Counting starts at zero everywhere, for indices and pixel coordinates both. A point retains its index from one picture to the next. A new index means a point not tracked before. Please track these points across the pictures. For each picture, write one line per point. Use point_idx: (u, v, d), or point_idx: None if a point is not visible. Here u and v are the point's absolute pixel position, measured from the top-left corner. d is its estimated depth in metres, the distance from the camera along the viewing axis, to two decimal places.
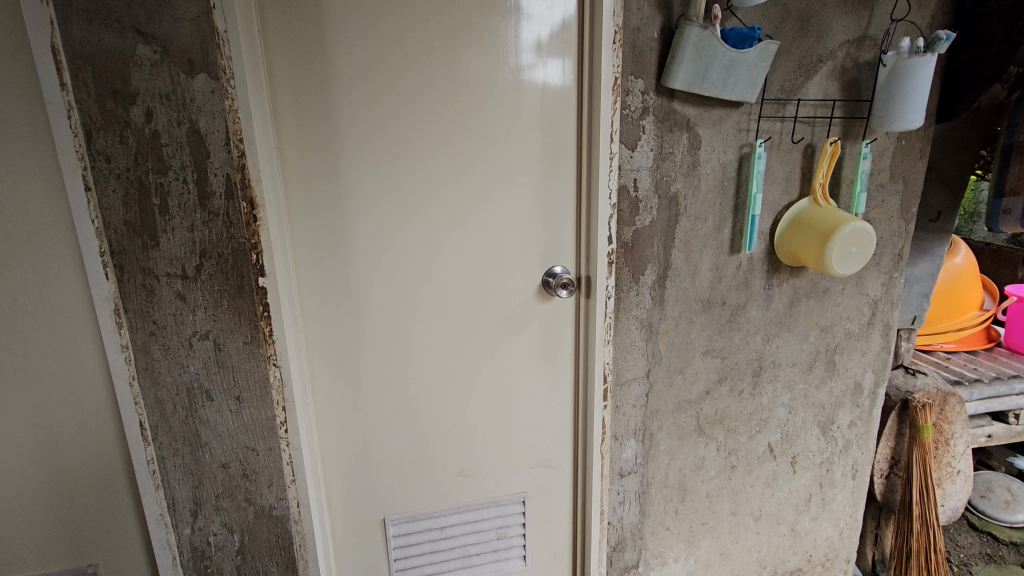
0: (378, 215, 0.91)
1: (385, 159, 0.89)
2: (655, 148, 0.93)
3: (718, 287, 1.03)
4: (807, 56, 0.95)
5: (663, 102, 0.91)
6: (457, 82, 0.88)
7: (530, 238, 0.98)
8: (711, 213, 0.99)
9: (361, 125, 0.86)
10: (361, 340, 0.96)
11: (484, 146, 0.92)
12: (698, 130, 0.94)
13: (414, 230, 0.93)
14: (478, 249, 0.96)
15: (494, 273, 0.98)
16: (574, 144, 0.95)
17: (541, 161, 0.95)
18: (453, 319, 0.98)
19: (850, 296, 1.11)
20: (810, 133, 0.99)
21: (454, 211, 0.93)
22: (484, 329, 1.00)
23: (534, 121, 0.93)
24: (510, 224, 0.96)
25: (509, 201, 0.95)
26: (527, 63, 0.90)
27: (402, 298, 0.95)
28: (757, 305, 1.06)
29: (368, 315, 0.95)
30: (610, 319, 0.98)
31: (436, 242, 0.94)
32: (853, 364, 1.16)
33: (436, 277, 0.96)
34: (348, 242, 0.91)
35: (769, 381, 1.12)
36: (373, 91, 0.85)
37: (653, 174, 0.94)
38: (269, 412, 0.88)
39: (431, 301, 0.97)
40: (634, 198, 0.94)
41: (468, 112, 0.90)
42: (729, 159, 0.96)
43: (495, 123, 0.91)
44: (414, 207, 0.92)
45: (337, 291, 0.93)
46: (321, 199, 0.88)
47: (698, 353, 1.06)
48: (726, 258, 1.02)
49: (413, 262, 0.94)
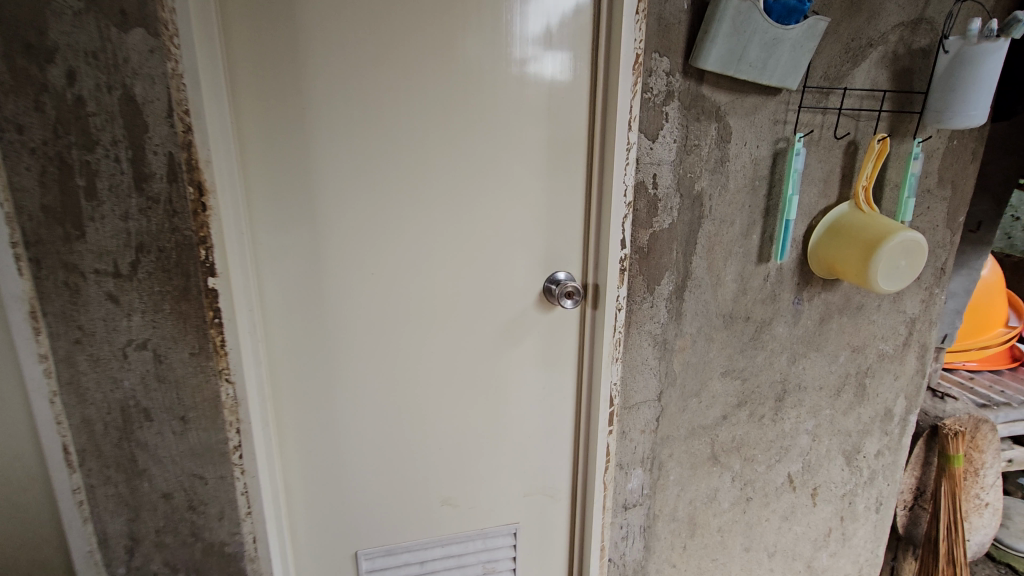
0: (356, 208, 0.78)
1: (365, 144, 0.75)
2: (679, 139, 0.80)
3: (743, 300, 0.91)
4: (856, 38, 0.82)
5: (691, 86, 0.78)
6: (451, 61, 0.75)
7: (531, 241, 0.85)
8: (739, 216, 0.86)
9: (338, 100, 0.73)
10: (335, 352, 0.83)
11: (482, 134, 0.79)
12: (729, 120, 0.81)
13: (396, 229, 0.80)
14: (473, 251, 0.83)
15: (489, 279, 0.85)
16: (585, 133, 0.82)
17: (546, 153, 0.82)
18: (442, 331, 0.86)
19: (886, 313, 0.99)
20: (854, 127, 0.86)
21: (446, 208, 0.80)
22: (478, 343, 0.88)
23: (540, 105, 0.80)
24: (509, 225, 0.84)
25: (510, 199, 0.82)
26: (526, 51, 0.77)
27: (382, 306, 0.83)
28: (784, 321, 0.94)
29: (343, 325, 0.82)
30: (620, 334, 0.87)
31: (422, 243, 0.81)
32: (883, 389, 1.05)
33: (423, 284, 0.83)
34: (321, 240, 0.78)
35: (792, 405, 1.00)
36: (351, 65, 0.72)
37: (675, 170, 0.81)
38: (220, 435, 0.75)
39: (415, 310, 0.84)
40: (652, 196, 0.82)
41: (464, 95, 0.77)
42: (763, 154, 0.84)
43: (495, 107, 0.78)
44: (397, 200, 0.78)
45: (307, 295, 0.80)
46: (288, 186, 0.75)
47: (716, 374, 0.94)
48: (753, 268, 0.89)
49: (398, 265, 0.81)
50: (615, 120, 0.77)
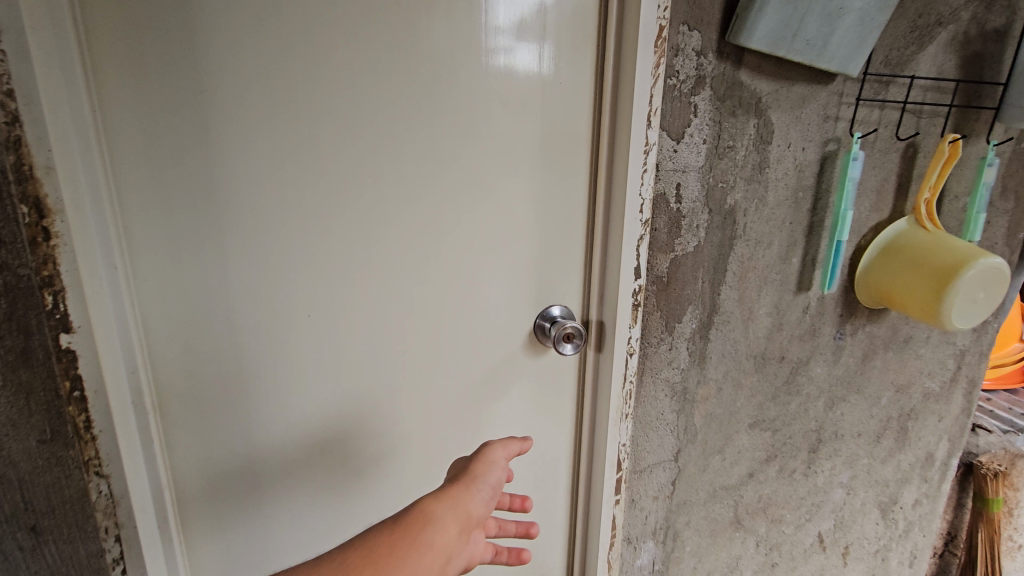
0: (285, 234, 0.56)
1: (295, 147, 0.54)
2: (709, 139, 0.62)
3: (777, 338, 0.74)
4: (926, 14, 0.65)
5: (726, 70, 0.60)
6: (413, 34, 0.54)
7: (519, 269, 0.67)
8: (778, 235, 0.69)
9: (252, 84, 0.51)
10: (261, 426, 0.62)
11: (456, 134, 0.59)
12: (771, 115, 0.63)
13: (341, 261, 0.59)
14: (445, 284, 0.64)
15: (466, 319, 0.66)
16: (588, 132, 0.64)
17: (538, 157, 0.63)
18: (405, 388, 0.66)
19: (935, 346, 0.84)
20: (916, 126, 0.70)
21: (409, 232, 0.60)
22: (451, 401, 0.69)
23: (533, 91, 0.60)
24: (491, 250, 0.65)
25: (493, 217, 0.63)
26: (504, 39, 0.57)
27: (324, 363, 0.62)
28: (822, 360, 0.78)
29: (271, 390, 0.61)
30: (632, 384, 0.69)
31: (377, 278, 0.61)
32: (926, 432, 0.90)
33: (378, 330, 0.63)
34: (235, 280, 0.56)
35: (827, 456, 0.84)
36: (271, 36, 0.50)
37: (703, 179, 0.64)
38: (94, 547, 0.53)
39: (369, 364, 0.64)
40: (674, 211, 0.64)
41: (431, 82, 0.56)
42: (809, 158, 0.67)
43: (472, 98, 0.58)
44: (343, 223, 0.58)
45: (218, 354, 0.58)
46: (183, 207, 0.52)
47: (743, 426, 0.77)
48: (791, 298, 0.72)
49: (346, 307, 0.61)
50: (629, 115, 0.58)
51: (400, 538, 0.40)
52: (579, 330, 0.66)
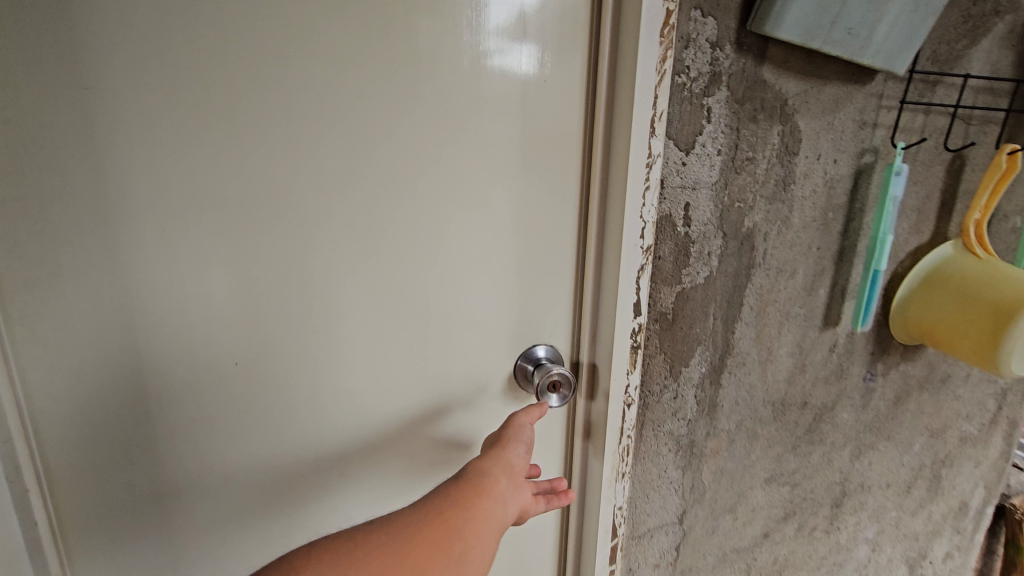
0: (200, 274, 0.44)
1: (209, 166, 0.42)
2: (725, 149, 0.52)
3: (799, 382, 0.63)
4: (982, 2, 0.55)
5: (746, 66, 0.50)
6: (364, 21, 0.42)
7: (497, 305, 0.55)
8: (803, 263, 0.58)
9: (149, 85, 0.39)
10: (179, 506, 0.49)
11: (421, 146, 0.47)
12: (798, 120, 0.53)
13: (274, 305, 0.47)
14: (407, 326, 0.52)
15: (431, 365, 0.55)
16: (579, 141, 0.52)
17: (519, 172, 0.51)
18: (358, 449, 0.55)
19: (974, 386, 0.74)
20: (963, 135, 0.60)
21: (361, 266, 0.48)
22: (415, 458, 0.58)
23: (516, 85, 0.48)
24: (464, 284, 0.53)
25: (466, 245, 0.52)
26: (496, 39, 0.46)
27: (258, 428, 0.50)
28: (850, 405, 0.67)
29: (190, 465, 0.48)
30: (630, 438, 0.58)
31: (323, 322, 0.49)
32: (961, 480, 0.79)
33: (324, 383, 0.51)
34: (137, 333, 0.44)
35: (852, 511, 0.74)
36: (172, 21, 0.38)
37: (716, 197, 0.53)
38: None
39: (314, 423, 0.52)
40: (681, 236, 0.53)
41: (388, 80, 0.44)
42: (841, 173, 0.56)
43: (441, 102, 0.46)
44: (277, 257, 0.46)
45: (119, 426, 0.45)
46: (60, 241, 0.40)
47: (758, 481, 0.67)
48: (816, 336, 0.62)
49: (283, 359, 0.49)
50: (630, 121, 0.47)
51: (449, 506, 0.39)
52: (563, 376, 0.55)
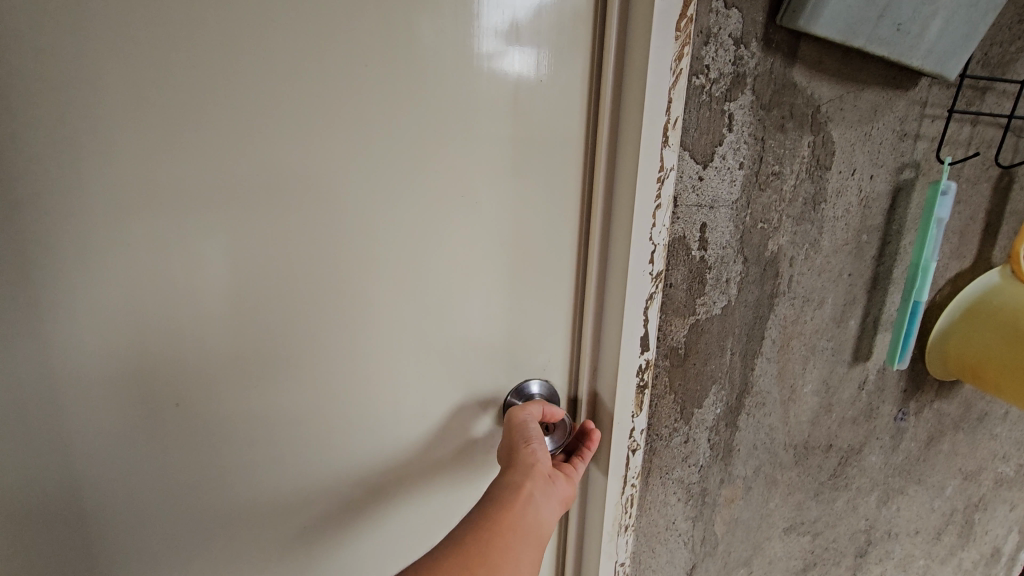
0: (104, 339, 0.33)
1: (112, 196, 0.31)
2: (747, 162, 0.45)
3: (823, 423, 0.56)
4: None
5: (774, 68, 0.43)
6: (324, 10, 0.32)
7: (485, 348, 0.47)
8: (832, 291, 0.51)
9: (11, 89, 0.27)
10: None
11: (399, 165, 0.38)
12: (831, 129, 0.46)
13: (206, 372, 0.36)
14: (378, 385, 0.43)
15: (409, 425, 0.45)
16: (580, 153, 0.44)
17: (512, 191, 0.43)
18: (319, 531, 0.45)
19: (1012, 424, 0.67)
20: (1010, 148, 0.53)
21: (322, 315, 0.39)
22: (387, 530, 0.49)
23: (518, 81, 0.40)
24: (448, 329, 0.44)
25: (452, 282, 0.43)
26: (491, 42, 0.38)
27: (199, 513, 0.39)
28: (878, 447, 0.60)
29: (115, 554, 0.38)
30: (633, 488, 0.51)
31: (274, 389, 0.39)
32: (995, 524, 0.73)
33: (277, 461, 0.41)
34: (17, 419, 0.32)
35: (876, 560, 0.67)
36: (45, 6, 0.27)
37: (737, 217, 0.46)
38: None
39: (263, 508, 0.42)
40: (696, 261, 0.46)
41: (358, 85, 0.34)
42: (877, 191, 0.49)
43: (423, 111, 0.37)
44: (210, 310, 0.35)
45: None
46: None
47: (776, 532, 0.60)
48: (843, 373, 0.55)
49: (221, 437, 0.38)
50: (638, 128, 0.41)
51: (490, 543, 0.36)
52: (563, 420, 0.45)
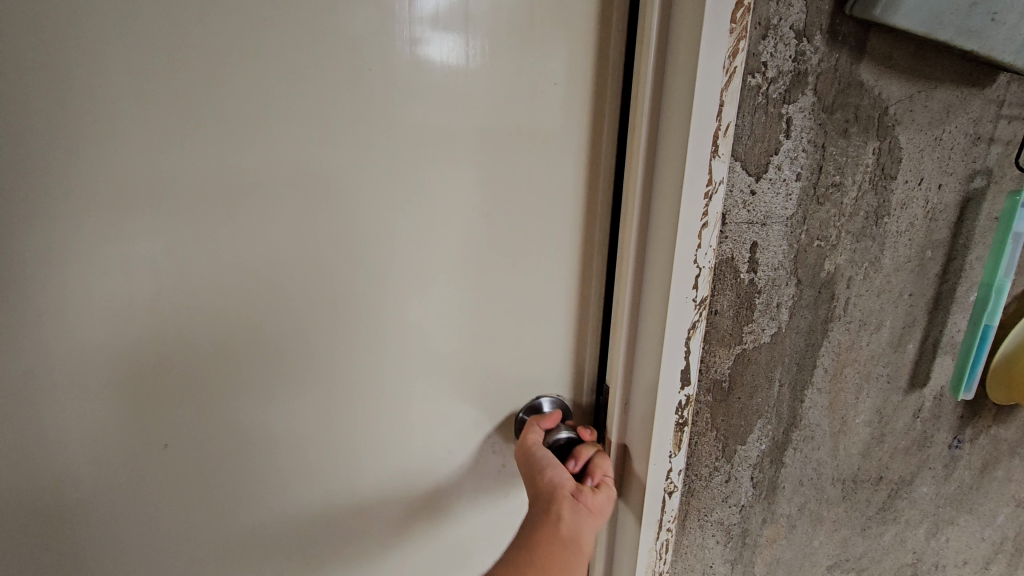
0: (80, 359, 0.33)
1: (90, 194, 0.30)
2: (805, 172, 0.39)
3: (875, 455, 0.51)
4: None
5: (839, 64, 0.37)
6: None
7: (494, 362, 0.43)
8: (891, 313, 0.46)
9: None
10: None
11: (400, 173, 0.35)
12: (900, 134, 0.40)
13: (188, 384, 0.35)
14: (375, 406, 0.40)
15: (408, 437, 0.42)
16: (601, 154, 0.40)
17: (526, 191, 0.39)
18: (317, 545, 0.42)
19: None
20: None
21: (318, 319, 0.36)
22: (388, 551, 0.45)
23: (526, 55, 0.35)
24: (450, 348, 0.41)
25: (459, 291, 0.39)
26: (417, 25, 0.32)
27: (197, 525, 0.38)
28: (931, 477, 0.55)
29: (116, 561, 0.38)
30: (669, 532, 0.46)
31: (262, 409, 0.37)
32: None
33: (264, 466, 0.39)
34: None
35: None
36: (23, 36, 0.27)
37: (792, 234, 0.40)
38: None
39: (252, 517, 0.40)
40: (746, 285, 0.41)
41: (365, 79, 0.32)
42: (945, 202, 0.44)
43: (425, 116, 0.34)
44: (195, 329, 0.34)
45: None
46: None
47: (818, 569, 0.55)
48: (898, 401, 0.50)
49: (206, 456, 0.37)
50: (683, 136, 0.35)
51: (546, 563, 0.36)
52: (573, 436, 0.43)
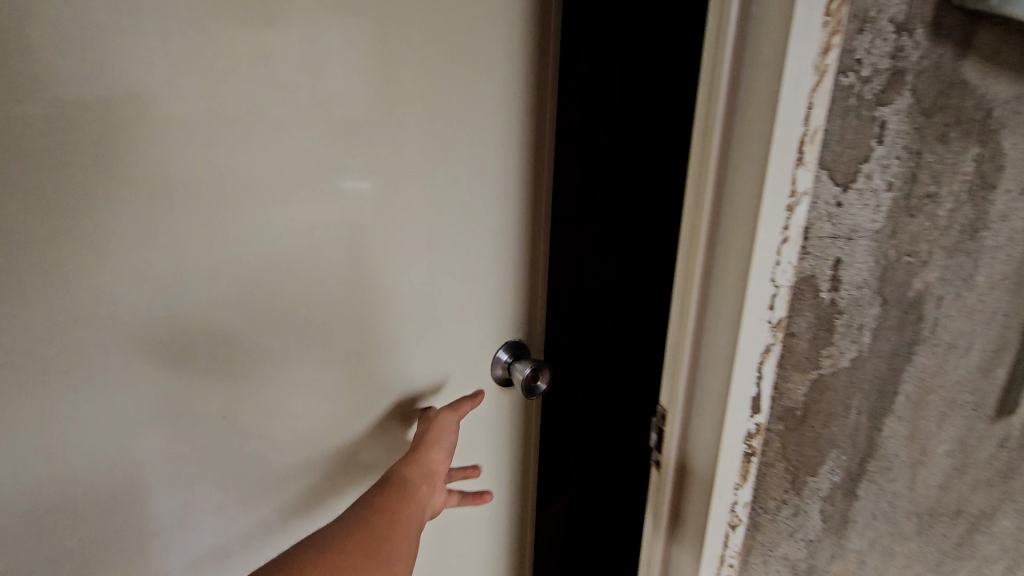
0: (113, 358, 0.37)
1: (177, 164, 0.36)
2: (897, 181, 0.35)
3: (956, 487, 0.47)
4: None
5: (941, 62, 0.34)
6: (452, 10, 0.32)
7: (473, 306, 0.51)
8: (981, 335, 0.42)
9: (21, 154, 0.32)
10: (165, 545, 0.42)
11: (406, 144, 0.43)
12: (1000, 139, 0.37)
13: (236, 329, 0.41)
14: (354, 376, 0.47)
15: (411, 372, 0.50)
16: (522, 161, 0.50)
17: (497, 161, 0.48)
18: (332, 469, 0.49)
19: None
20: None
21: (341, 270, 0.44)
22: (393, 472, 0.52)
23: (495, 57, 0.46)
24: (413, 322, 0.48)
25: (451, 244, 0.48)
26: None
27: (234, 459, 0.43)
28: (1012, 511, 0.51)
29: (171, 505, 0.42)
30: (731, 569, 0.42)
31: (263, 385, 0.43)
32: None
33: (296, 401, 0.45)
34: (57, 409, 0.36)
35: None
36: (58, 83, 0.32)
37: (879, 250, 0.37)
38: None
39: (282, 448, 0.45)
40: (826, 305, 0.37)
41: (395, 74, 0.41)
42: None
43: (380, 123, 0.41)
44: (237, 292, 0.40)
45: (18, 544, 0.37)
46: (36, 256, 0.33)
47: None
48: (983, 430, 0.46)
49: (222, 435, 0.42)
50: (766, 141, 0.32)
51: (396, 532, 0.40)
52: (531, 368, 0.53)
